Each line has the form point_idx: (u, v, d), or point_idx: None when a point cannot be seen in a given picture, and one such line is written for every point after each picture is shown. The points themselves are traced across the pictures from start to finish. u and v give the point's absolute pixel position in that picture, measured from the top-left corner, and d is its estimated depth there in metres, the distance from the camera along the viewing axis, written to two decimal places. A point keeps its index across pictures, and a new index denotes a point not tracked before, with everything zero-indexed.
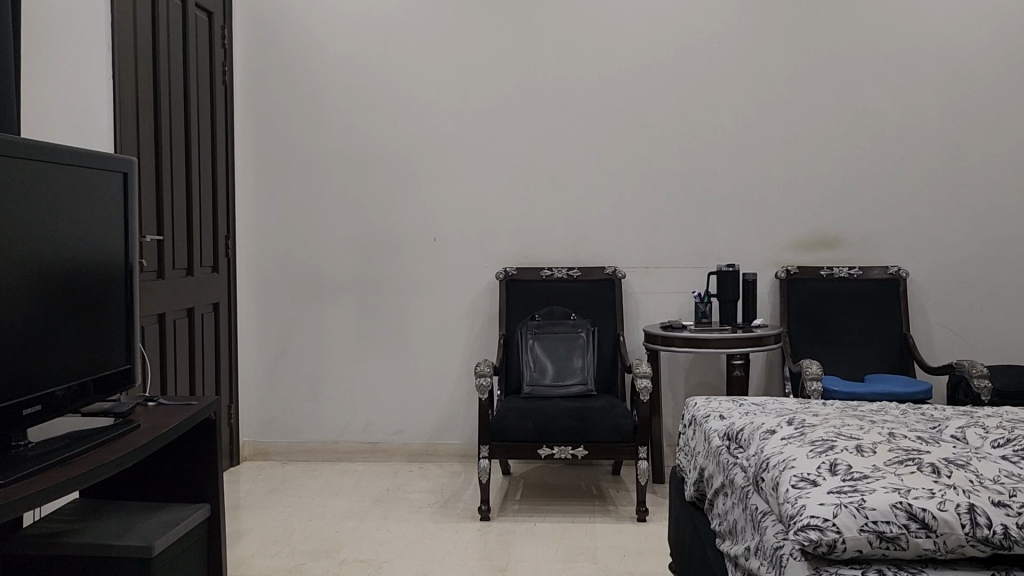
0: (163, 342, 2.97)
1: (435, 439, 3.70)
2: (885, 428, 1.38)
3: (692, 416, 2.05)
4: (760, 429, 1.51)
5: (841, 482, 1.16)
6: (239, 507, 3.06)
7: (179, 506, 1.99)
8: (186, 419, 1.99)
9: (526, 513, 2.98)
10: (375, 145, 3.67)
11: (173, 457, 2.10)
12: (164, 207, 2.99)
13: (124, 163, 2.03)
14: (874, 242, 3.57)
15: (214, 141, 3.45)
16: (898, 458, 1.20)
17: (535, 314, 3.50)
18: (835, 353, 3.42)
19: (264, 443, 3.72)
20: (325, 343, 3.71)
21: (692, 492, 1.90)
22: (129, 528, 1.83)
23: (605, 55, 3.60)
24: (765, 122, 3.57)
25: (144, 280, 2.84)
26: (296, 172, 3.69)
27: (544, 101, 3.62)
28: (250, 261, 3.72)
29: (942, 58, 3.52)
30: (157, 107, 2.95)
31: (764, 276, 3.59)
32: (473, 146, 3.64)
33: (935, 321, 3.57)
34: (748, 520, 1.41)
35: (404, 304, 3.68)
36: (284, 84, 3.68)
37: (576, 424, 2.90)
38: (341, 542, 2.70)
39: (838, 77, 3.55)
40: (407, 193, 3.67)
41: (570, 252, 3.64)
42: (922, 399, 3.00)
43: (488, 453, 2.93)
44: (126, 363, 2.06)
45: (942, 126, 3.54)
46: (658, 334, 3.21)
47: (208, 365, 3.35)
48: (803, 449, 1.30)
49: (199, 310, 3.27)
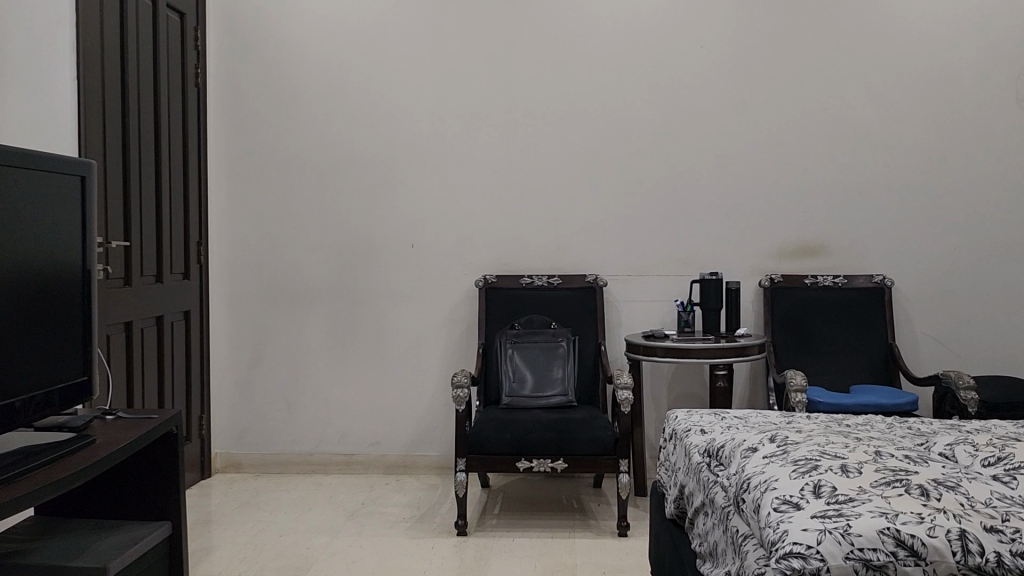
0: (130, 351, 2.88)
1: (412, 450, 3.62)
2: (871, 445, 1.32)
3: (673, 430, 1.98)
4: (741, 447, 1.44)
5: (825, 505, 1.09)
6: (208, 521, 2.97)
7: (138, 525, 1.90)
8: (147, 432, 1.90)
9: (504, 528, 2.90)
10: (352, 149, 3.59)
11: (133, 473, 2.01)
12: (133, 212, 2.91)
13: (82, 167, 1.94)
14: (858, 250, 3.53)
15: (186, 143, 3.36)
16: (885, 480, 1.13)
17: (515, 323, 3.42)
18: (820, 362, 3.35)
19: (236, 454, 3.63)
20: (299, 353, 3.62)
21: (672, 509, 1.83)
22: (84, 549, 1.74)
23: (586, 60, 3.54)
24: (748, 128, 3.52)
25: (109, 288, 2.76)
26: (270, 175, 3.61)
27: (525, 106, 3.56)
28: (222, 267, 3.63)
29: (926, 64, 3.49)
30: (126, 109, 2.87)
31: (748, 285, 3.54)
32: (453, 152, 3.58)
33: (921, 331, 3.52)
34: (728, 543, 1.33)
35: (382, 312, 3.61)
36: (258, 85, 3.60)
37: (555, 437, 2.83)
38: (312, 559, 2.62)
39: (822, 84, 3.50)
40: (385, 199, 3.59)
41: (551, 260, 3.58)
42: (908, 410, 2.95)
43: (465, 466, 2.85)
44: (84, 375, 1.97)
45: (927, 134, 3.50)
46: (640, 344, 3.15)
47: (177, 374, 3.26)
48: (786, 469, 1.23)
49: (169, 317, 3.18)
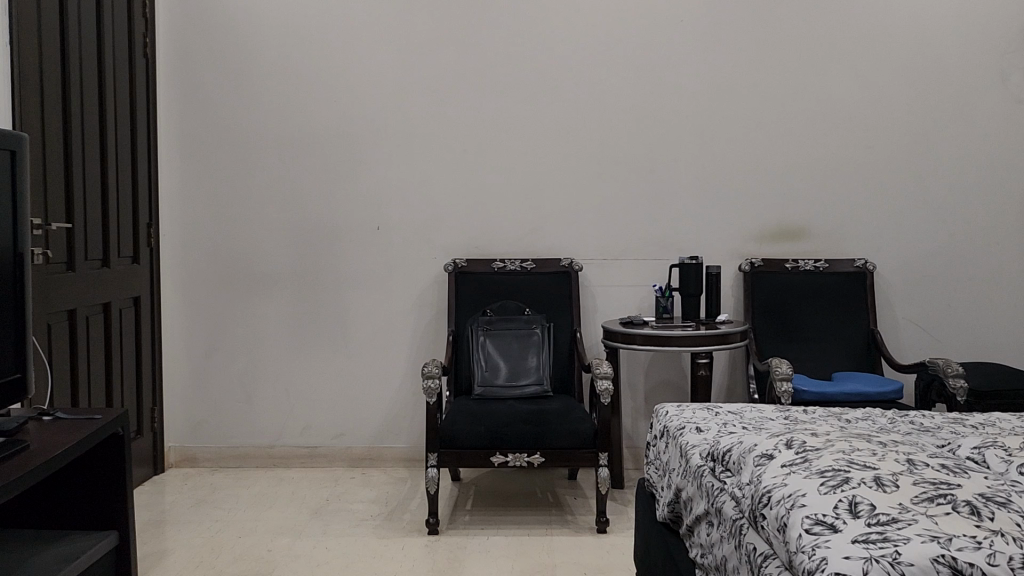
0: (75, 340, 2.68)
1: (379, 443, 3.46)
2: (899, 452, 1.19)
3: (664, 427, 1.85)
4: (752, 452, 1.31)
5: (866, 527, 0.96)
6: (161, 521, 2.79)
7: (81, 537, 1.72)
8: (88, 435, 1.71)
9: (478, 525, 2.77)
10: (314, 124, 3.40)
11: (76, 479, 1.81)
12: (76, 191, 2.69)
13: (12, 141, 1.73)
14: (839, 234, 3.43)
15: (134, 117, 3.14)
16: (928, 495, 1.01)
17: (486, 309, 3.26)
18: (803, 349, 3.25)
19: (191, 448, 3.44)
20: (258, 339, 3.43)
21: (666, 514, 1.70)
22: (19, 563, 1.56)
23: (560, 34, 3.38)
24: (728, 107, 3.39)
25: (51, 274, 2.54)
26: (226, 153, 3.40)
27: (496, 81, 3.39)
28: (174, 249, 3.41)
29: (910, 42, 3.39)
30: (67, 79, 2.64)
31: (727, 269, 3.43)
32: (421, 128, 3.40)
33: (902, 317, 3.45)
34: (744, 561, 1.21)
35: (346, 298, 3.43)
36: (211, 55, 3.37)
37: (531, 430, 2.69)
38: (274, 561, 2.46)
39: (805, 62, 3.39)
40: (350, 179, 3.41)
41: (525, 243, 3.43)
42: (894, 399, 2.85)
43: (437, 461, 2.70)
44: (17, 371, 1.77)
45: (909, 114, 3.41)
46: (619, 332, 3.02)
47: (127, 365, 3.06)
48: (812, 481, 1.10)
49: (116, 304, 2.98)
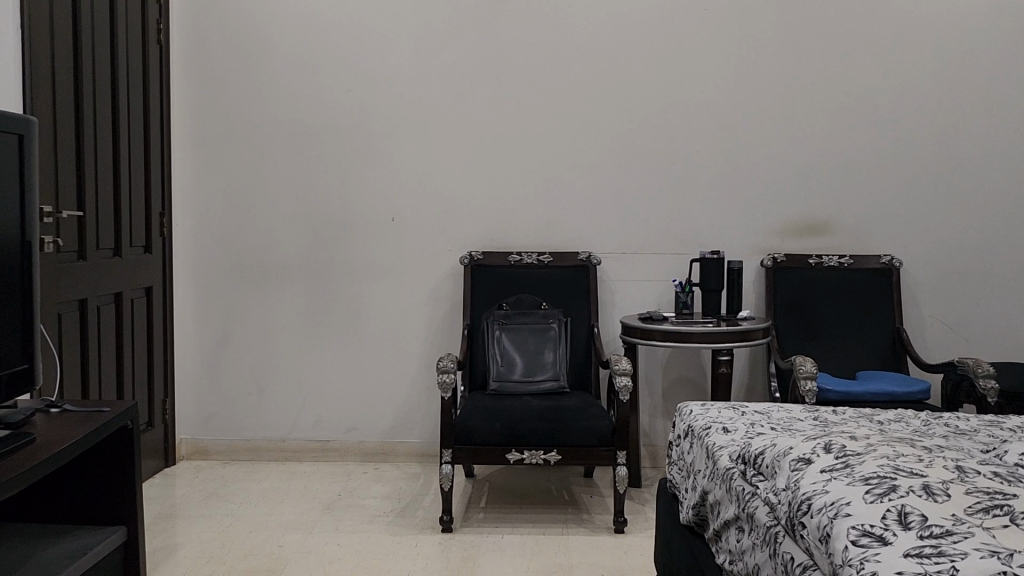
0: (85, 331, 2.64)
1: (392, 437, 3.41)
2: (947, 459, 1.13)
3: (688, 426, 1.79)
4: (787, 455, 1.25)
5: (918, 540, 0.89)
6: (171, 515, 2.75)
7: (88, 532, 1.67)
8: (95, 429, 1.66)
9: (492, 524, 2.71)
10: (330, 113, 3.35)
11: (83, 473, 1.77)
12: (88, 180, 2.65)
13: (20, 124, 1.67)
14: (864, 230, 3.36)
15: (147, 106, 3.09)
16: (983, 507, 0.94)
17: (502, 303, 3.21)
18: (826, 346, 3.18)
19: (202, 440, 3.40)
20: (271, 331, 3.39)
21: (689, 517, 1.64)
22: (22, 560, 1.51)
23: (580, 23, 3.31)
24: (752, 98, 3.31)
25: (61, 261, 2.51)
26: (241, 142, 3.35)
27: (515, 71, 3.33)
28: (187, 241, 3.37)
29: (939, 33, 3.30)
30: (80, 65, 2.59)
31: (749, 265, 3.36)
32: (438, 118, 3.34)
33: (928, 315, 3.37)
34: (781, 571, 1.15)
35: (360, 290, 3.38)
36: (226, 43, 3.32)
37: (548, 426, 2.63)
38: (285, 557, 2.41)
39: (830, 53, 3.30)
40: (365, 170, 3.35)
41: (542, 235, 3.37)
42: (921, 399, 2.78)
43: (451, 458, 2.64)
44: (24, 362, 1.72)
45: (938, 106, 3.32)
46: (637, 327, 2.95)
47: (138, 356, 3.02)
48: (856, 489, 1.04)
49: (128, 294, 2.93)
